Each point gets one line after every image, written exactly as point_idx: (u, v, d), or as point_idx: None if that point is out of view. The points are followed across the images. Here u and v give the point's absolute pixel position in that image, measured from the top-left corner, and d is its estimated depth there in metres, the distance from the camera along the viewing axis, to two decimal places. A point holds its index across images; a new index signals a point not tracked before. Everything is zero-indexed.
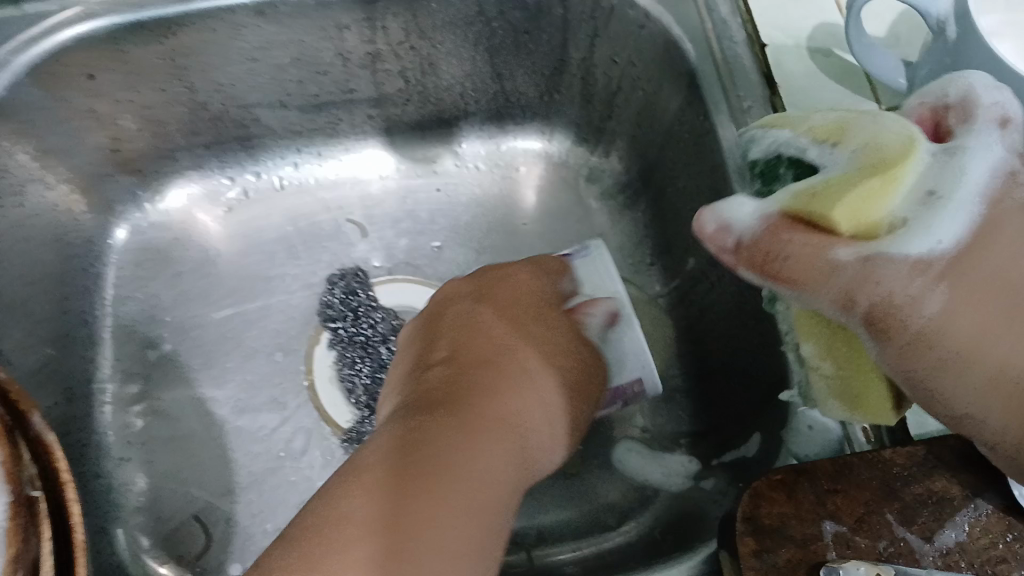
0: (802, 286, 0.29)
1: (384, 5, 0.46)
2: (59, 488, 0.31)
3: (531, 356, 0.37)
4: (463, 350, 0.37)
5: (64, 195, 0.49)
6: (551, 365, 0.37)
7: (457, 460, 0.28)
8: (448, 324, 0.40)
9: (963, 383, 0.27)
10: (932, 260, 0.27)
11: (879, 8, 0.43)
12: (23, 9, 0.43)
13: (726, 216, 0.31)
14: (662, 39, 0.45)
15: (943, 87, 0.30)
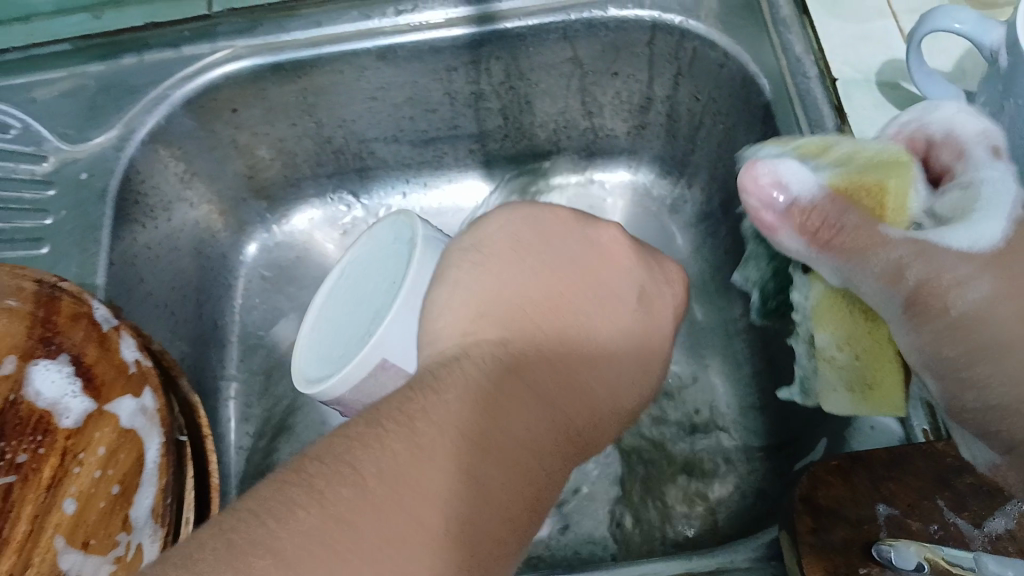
0: (852, 257, 0.33)
1: (487, 50, 0.52)
2: (201, 437, 0.38)
3: (607, 373, 0.33)
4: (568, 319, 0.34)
5: (205, 214, 0.57)
6: (631, 368, 0.35)
7: (530, 475, 0.28)
8: (546, 279, 0.35)
9: (1000, 368, 0.29)
10: (975, 253, 0.31)
11: (947, 44, 0.47)
12: (181, 51, 0.51)
13: (792, 177, 0.35)
14: (740, 75, 0.49)
15: (926, 120, 0.36)
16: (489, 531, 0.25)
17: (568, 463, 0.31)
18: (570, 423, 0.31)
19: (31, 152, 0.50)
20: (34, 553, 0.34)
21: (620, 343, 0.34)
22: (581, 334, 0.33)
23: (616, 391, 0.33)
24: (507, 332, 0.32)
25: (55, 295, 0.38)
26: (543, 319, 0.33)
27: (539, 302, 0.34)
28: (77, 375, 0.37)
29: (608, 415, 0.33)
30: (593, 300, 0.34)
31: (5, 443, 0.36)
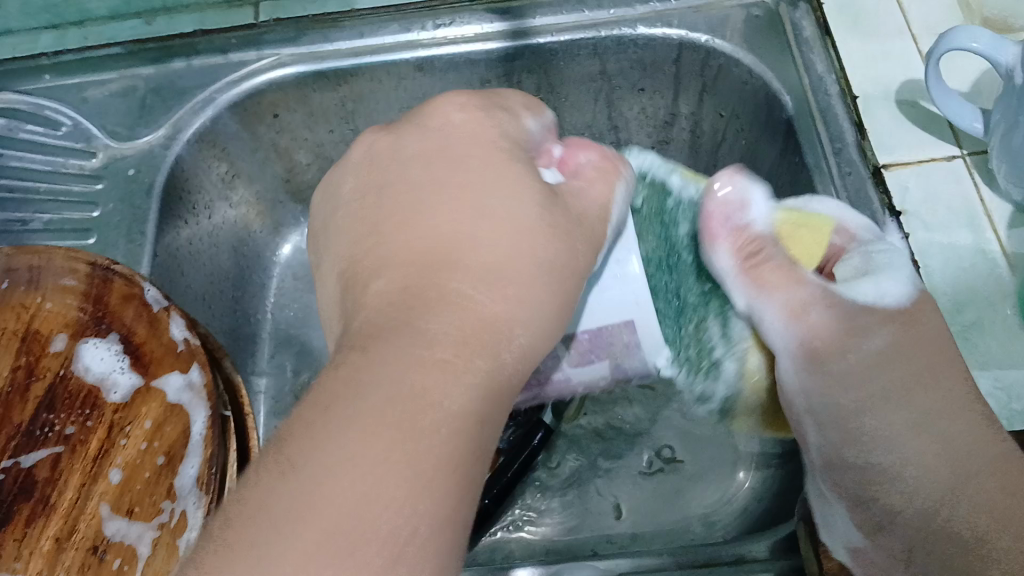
0: (768, 289, 0.40)
1: (521, 63, 0.54)
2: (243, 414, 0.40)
3: (507, 220, 0.33)
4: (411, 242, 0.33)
5: (243, 214, 0.59)
6: (501, 217, 0.33)
7: (448, 347, 0.29)
8: (382, 212, 0.34)
9: (896, 417, 0.37)
10: (877, 310, 0.39)
11: (964, 65, 0.49)
12: (228, 58, 0.53)
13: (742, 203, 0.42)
14: (763, 92, 0.51)
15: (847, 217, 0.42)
16: (446, 406, 0.27)
17: (530, 306, 0.32)
18: (476, 281, 0.31)
19: (81, 148, 0.52)
20: (80, 519, 0.36)
21: (495, 189, 0.34)
22: (451, 224, 0.33)
23: (529, 228, 0.33)
24: (384, 280, 0.32)
25: (108, 277, 0.40)
26: (409, 248, 0.32)
27: (412, 233, 0.33)
28: (126, 352, 0.39)
29: (545, 255, 0.33)
30: (452, 194, 0.33)
31: (55, 417, 0.39)
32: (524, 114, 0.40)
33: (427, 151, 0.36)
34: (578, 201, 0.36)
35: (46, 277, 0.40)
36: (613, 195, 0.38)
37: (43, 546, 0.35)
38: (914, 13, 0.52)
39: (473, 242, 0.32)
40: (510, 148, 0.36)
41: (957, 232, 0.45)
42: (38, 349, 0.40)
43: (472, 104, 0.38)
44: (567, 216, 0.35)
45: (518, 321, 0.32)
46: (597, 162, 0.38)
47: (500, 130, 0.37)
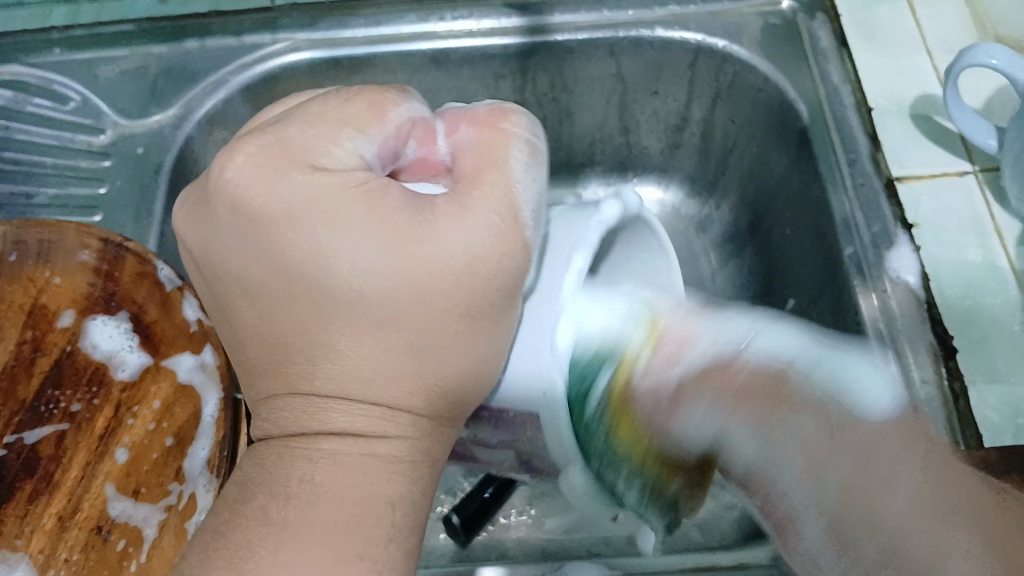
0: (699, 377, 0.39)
1: (537, 60, 0.54)
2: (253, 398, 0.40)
3: (359, 306, 0.32)
4: (277, 334, 0.33)
5: None
6: (350, 290, 0.32)
7: (332, 437, 0.33)
8: (241, 287, 0.34)
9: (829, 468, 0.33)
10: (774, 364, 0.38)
11: (977, 85, 0.50)
12: (242, 40, 0.53)
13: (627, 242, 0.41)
14: (779, 100, 0.51)
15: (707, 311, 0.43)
16: (371, 482, 0.32)
17: (459, 352, 0.33)
18: (351, 380, 0.33)
19: (90, 125, 0.51)
20: (84, 498, 0.35)
21: (331, 277, 0.32)
22: (302, 330, 0.33)
23: (387, 300, 0.32)
24: (265, 363, 0.34)
25: (120, 254, 0.39)
26: (271, 337, 0.34)
27: (268, 315, 0.34)
28: (136, 331, 0.39)
29: (446, 287, 0.32)
30: (290, 295, 0.33)
31: (61, 393, 0.38)
32: (372, 121, 0.34)
33: (237, 235, 0.33)
34: (437, 245, 0.31)
35: (58, 250, 0.39)
36: (515, 193, 0.33)
37: (44, 523, 0.35)
38: (931, 29, 0.52)
39: (331, 349, 0.33)
40: (334, 193, 0.32)
41: (967, 247, 0.46)
42: (45, 325, 0.39)
43: (257, 147, 0.33)
44: (449, 262, 0.32)
45: (446, 373, 0.33)
46: (474, 139, 0.34)
47: (316, 175, 0.32)
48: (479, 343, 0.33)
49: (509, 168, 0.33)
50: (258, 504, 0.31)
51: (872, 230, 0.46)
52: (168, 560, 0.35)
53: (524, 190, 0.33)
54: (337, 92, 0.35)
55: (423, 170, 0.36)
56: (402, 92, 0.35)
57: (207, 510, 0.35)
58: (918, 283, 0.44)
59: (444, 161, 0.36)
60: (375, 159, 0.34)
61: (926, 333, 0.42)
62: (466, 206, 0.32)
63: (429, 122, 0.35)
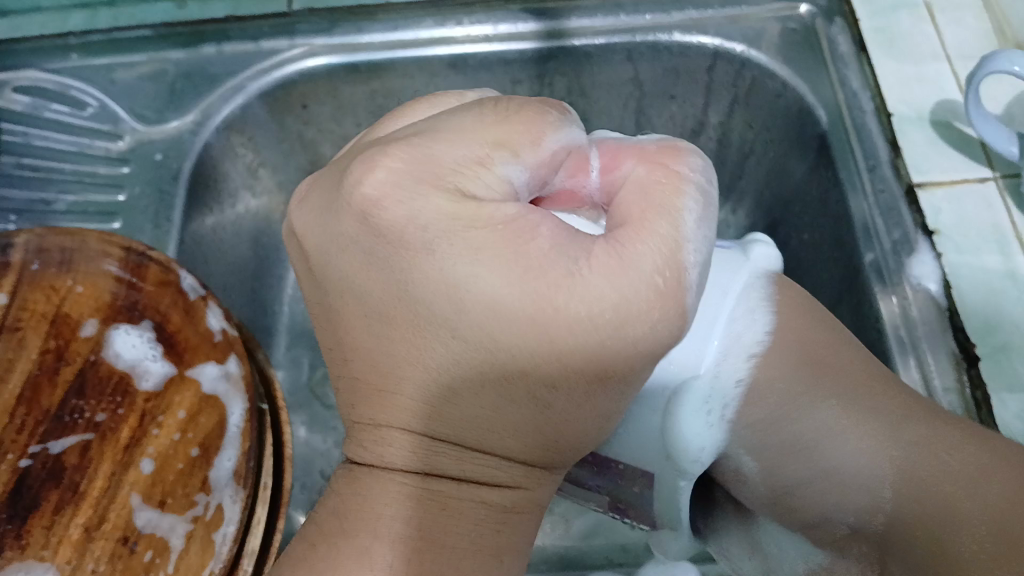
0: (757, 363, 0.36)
1: (555, 65, 0.54)
2: (277, 408, 0.41)
3: (472, 340, 0.29)
4: (383, 366, 0.31)
5: (264, 205, 0.58)
6: (476, 333, 0.29)
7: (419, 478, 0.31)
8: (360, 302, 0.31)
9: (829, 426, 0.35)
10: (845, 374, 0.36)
11: (997, 92, 0.50)
12: (259, 45, 0.53)
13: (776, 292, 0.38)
14: (797, 106, 0.51)
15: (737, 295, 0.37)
16: (457, 538, 0.31)
17: (599, 396, 0.30)
18: (462, 427, 0.31)
19: (107, 130, 0.52)
20: (110, 508, 0.36)
21: (462, 305, 0.29)
22: (412, 361, 0.30)
23: (516, 349, 0.29)
24: (368, 393, 0.32)
25: (143, 263, 0.40)
26: (378, 369, 0.31)
27: (385, 344, 0.31)
28: (159, 340, 0.39)
29: (589, 342, 0.28)
30: (398, 317, 0.30)
31: (85, 403, 0.38)
32: (528, 146, 0.30)
33: (362, 255, 0.30)
34: (585, 305, 0.28)
35: (79, 260, 0.40)
36: (682, 249, 0.29)
37: (71, 534, 0.35)
38: (950, 37, 0.52)
39: (444, 384, 0.30)
40: (476, 231, 0.28)
41: (987, 254, 0.46)
42: (68, 333, 0.39)
43: (402, 159, 0.29)
44: (595, 325, 0.28)
45: (561, 433, 0.31)
46: (644, 180, 0.30)
47: (457, 202, 0.29)
48: (604, 406, 0.31)
49: (681, 223, 0.29)
50: (350, 530, 0.31)
51: (892, 237, 0.46)
52: (192, 571, 0.35)
53: (693, 252, 0.29)
54: (488, 108, 0.31)
55: (566, 200, 0.34)
56: (562, 115, 0.32)
57: (238, 520, 0.35)
58: (939, 291, 0.44)
59: (590, 196, 0.33)
60: (523, 185, 0.31)
61: (948, 341, 0.43)
62: (626, 260, 0.28)
63: (585, 152, 0.32)
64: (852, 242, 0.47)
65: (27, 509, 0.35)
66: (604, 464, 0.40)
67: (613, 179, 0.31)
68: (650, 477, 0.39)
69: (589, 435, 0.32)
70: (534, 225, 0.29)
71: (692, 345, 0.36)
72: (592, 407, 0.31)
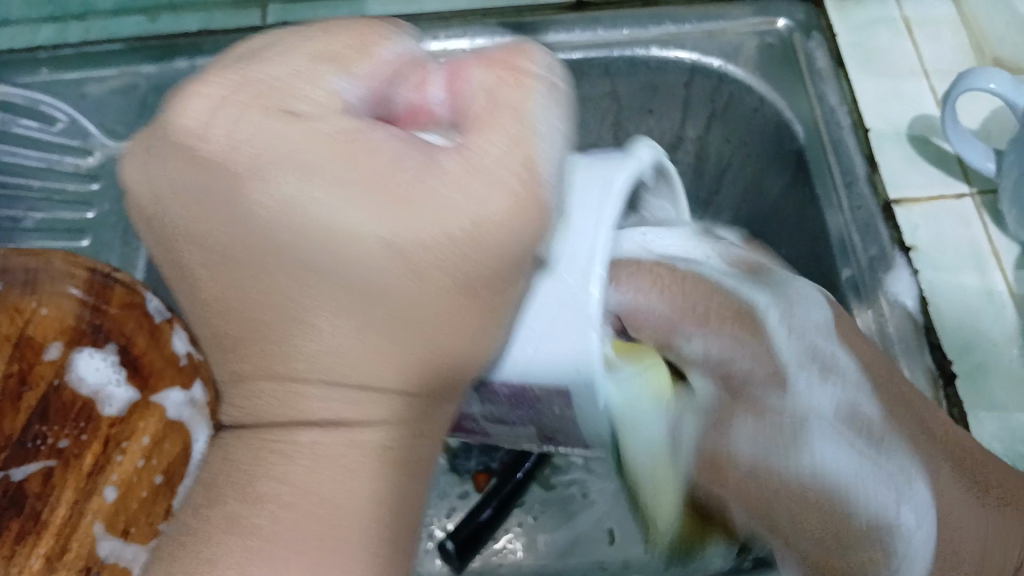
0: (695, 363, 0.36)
1: None
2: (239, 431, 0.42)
3: (330, 268, 0.27)
4: (236, 303, 0.29)
5: None
6: (319, 250, 0.27)
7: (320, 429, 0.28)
8: (210, 248, 0.28)
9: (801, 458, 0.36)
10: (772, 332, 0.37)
11: (973, 107, 0.50)
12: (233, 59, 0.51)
13: (825, 377, 0.37)
14: (774, 120, 0.51)
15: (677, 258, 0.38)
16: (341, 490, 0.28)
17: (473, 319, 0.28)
18: (336, 357, 0.28)
19: (78, 146, 0.52)
20: (72, 538, 0.36)
21: (308, 230, 0.27)
22: (270, 294, 0.28)
23: (366, 270, 0.27)
24: (229, 345, 0.30)
25: (109, 283, 0.39)
26: (235, 311, 0.29)
27: (241, 287, 0.29)
28: (123, 364, 0.39)
29: (452, 253, 0.27)
30: (245, 256, 0.28)
31: (48, 428, 0.38)
32: (359, 60, 0.29)
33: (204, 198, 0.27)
34: (441, 212, 0.26)
35: (43, 279, 0.39)
36: (532, 134, 0.27)
37: (32, 564, 0.36)
38: (928, 53, 0.52)
39: (303, 321, 0.28)
40: (301, 146, 0.26)
41: (964, 272, 0.46)
42: (31, 356, 0.39)
43: (219, 86, 0.27)
44: (447, 236, 0.26)
45: (444, 355, 0.29)
46: (487, 80, 0.28)
47: (278, 121, 0.27)
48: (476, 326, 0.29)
49: (530, 119, 0.27)
50: (231, 488, 0.28)
51: (869, 253, 0.45)
52: None
53: (546, 145, 0.28)
54: (311, 29, 0.30)
55: (414, 122, 0.30)
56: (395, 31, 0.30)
57: None
58: (915, 307, 0.44)
59: (436, 111, 0.30)
60: (365, 100, 0.29)
61: (925, 358, 0.42)
62: (472, 163, 0.27)
63: (423, 65, 0.30)
64: (830, 261, 0.47)
65: None
66: (520, 394, 0.33)
67: (458, 88, 0.29)
68: (567, 398, 0.32)
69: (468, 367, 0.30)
70: (375, 143, 0.26)
71: (570, 273, 0.31)
72: (467, 321, 0.28)
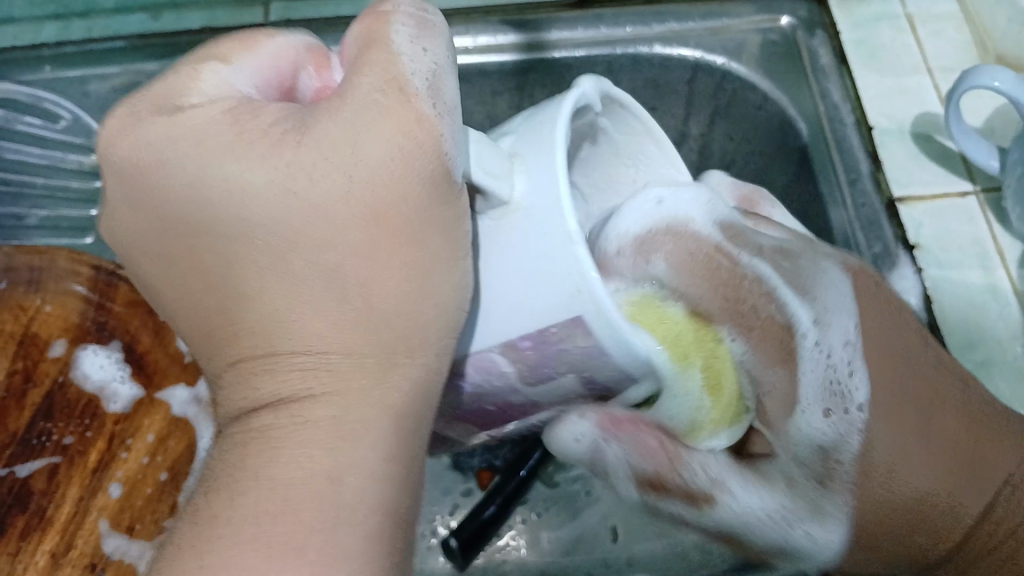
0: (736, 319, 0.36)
1: (535, 77, 0.53)
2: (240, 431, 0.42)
3: (257, 226, 0.29)
4: (195, 286, 0.30)
5: None
6: (252, 207, 0.28)
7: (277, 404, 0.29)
8: (172, 244, 0.30)
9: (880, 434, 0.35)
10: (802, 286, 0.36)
11: (976, 103, 0.50)
12: None
13: (830, 321, 0.36)
14: (778, 118, 0.51)
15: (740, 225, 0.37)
16: (309, 453, 0.28)
17: (393, 250, 0.29)
18: (278, 323, 0.29)
19: (81, 143, 0.52)
20: (78, 534, 0.36)
21: (226, 198, 0.29)
22: (225, 274, 0.30)
23: (282, 220, 0.28)
24: (205, 337, 0.31)
25: (113, 281, 0.40)
26: (201, 300, 0.31)
27: (196, 270, 0.30)
28: (127, 361, 0.40)
29: (350, 181, 0.28)
30: (194, 242, 0.30)
31: (53, 426, 0.38)
32: (237, 51, 0.31)
33: (120, 189, 0.30)
34: (318, 145, 0.28)
35: (47, 279, 0.39)
36: (397, 63, 0.28)
37: (38, 561, 0.35)
38: (931, 49, 0.52)
39: (254, 293, 0.29)
40: (198, 122, 0.29)
41: (968, 269, 0.46)
42: (36, 354, 0.39)
43: (129, 110, 0.31)
44: (327, 164, 0.28)
45: (382, 298, 0.29)
46: (356, 33, 0.30)
47: (172, 116, 0.30)
48: (406, 261, 0.29)
49: (393, 45, 0.29)
50: (227, 482, 0.27)
51: (873, 250, 0.46)
52: None
53: (411, 64, 0.29)
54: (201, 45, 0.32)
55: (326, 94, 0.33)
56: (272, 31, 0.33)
57: None
58: (918, 305, 0.44)
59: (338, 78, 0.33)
60: (258, 81, 0.31)
61: None
62: (340, 95, 0.28)
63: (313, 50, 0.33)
64: None
65: None
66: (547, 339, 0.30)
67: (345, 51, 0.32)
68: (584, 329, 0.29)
69: (410, 307, 0.29)
70: (259, 106, 0.29)
71: (543, 183, 0.29)
72: (383, 246, 0.29)
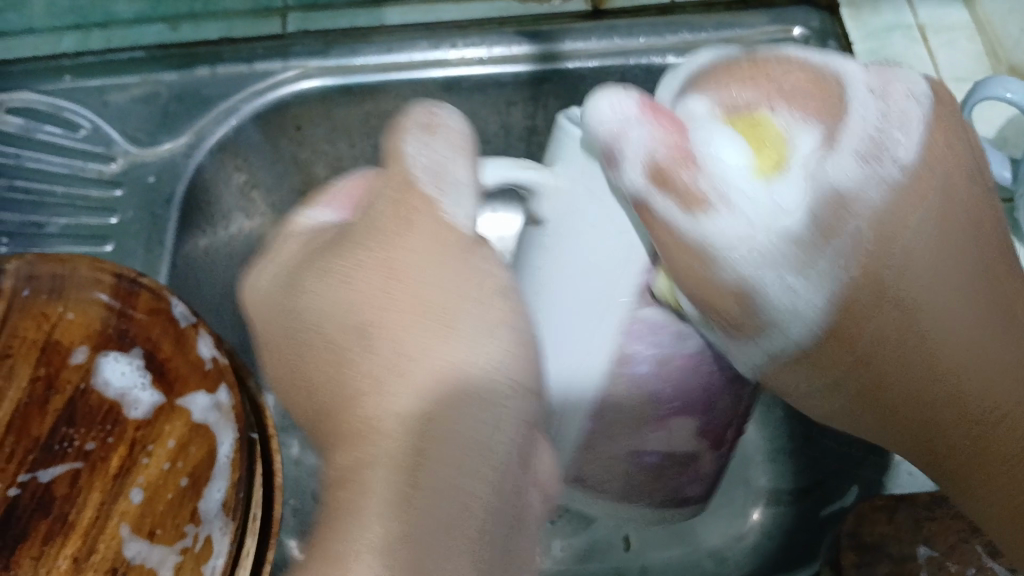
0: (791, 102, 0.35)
1: (548, 87, 0.54)
2: (265, 427, 0.41)
3: (325, 312, 0.37)
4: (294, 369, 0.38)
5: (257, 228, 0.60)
6: (319, 295, 0.37)
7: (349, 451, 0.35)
8: (285, 336, 0.39)
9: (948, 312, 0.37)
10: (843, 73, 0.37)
11: (989, 113, 0.50)
12: (253, 67, 0.52)
13: (888, 100, 0.36)
14: None
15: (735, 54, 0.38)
16: (374, 482, 0.33)
17: (420, 305, 0.36)
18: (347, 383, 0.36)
19: (101, 152, 0.52)
20: (99, 539, 0.37)
21: (303, 297, 0.38)
22: (314, 353, 0.37)
23: (340, 302, 0.37)
24: (310, 406, 0.38)
25: (134, 289, 0.41)
26: (300, 378, 0.38)
27: (300, 353, 0.38)
28: (148, 368, 0.40)
29: (380, 262, 0.36)
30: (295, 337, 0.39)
31: (75, 431, 0.39)
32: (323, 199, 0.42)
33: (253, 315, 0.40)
34: (354, 246, 0.37)
35: (70, 287, 0.40)
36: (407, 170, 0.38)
37: (60, 565, 0.36)
38: (944, 59, 0.53)
39: (332, 362, 0.37)
40: (294, 254, 0.40)
41: None
42: (58, 361, 0.40)
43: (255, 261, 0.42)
44: (363, 254, 0.37)
45: (422, 345, 0.35)
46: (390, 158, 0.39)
47: (272, 251, 0.41)
48: (432, 318, 0.36)
49: (406, 157, 0.38)
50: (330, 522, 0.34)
51: None
52: None
53: (418, 163, 0.38)
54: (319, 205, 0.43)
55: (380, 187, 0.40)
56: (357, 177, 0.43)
57: (226, 553, 0.36)
58: None
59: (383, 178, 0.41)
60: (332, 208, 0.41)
61: None
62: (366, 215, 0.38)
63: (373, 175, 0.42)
64: None
65: (16, 538, 0.36)
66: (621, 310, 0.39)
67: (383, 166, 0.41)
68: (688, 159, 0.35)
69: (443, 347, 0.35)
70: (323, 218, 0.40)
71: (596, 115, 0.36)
72: (412, 300, 0.36)
